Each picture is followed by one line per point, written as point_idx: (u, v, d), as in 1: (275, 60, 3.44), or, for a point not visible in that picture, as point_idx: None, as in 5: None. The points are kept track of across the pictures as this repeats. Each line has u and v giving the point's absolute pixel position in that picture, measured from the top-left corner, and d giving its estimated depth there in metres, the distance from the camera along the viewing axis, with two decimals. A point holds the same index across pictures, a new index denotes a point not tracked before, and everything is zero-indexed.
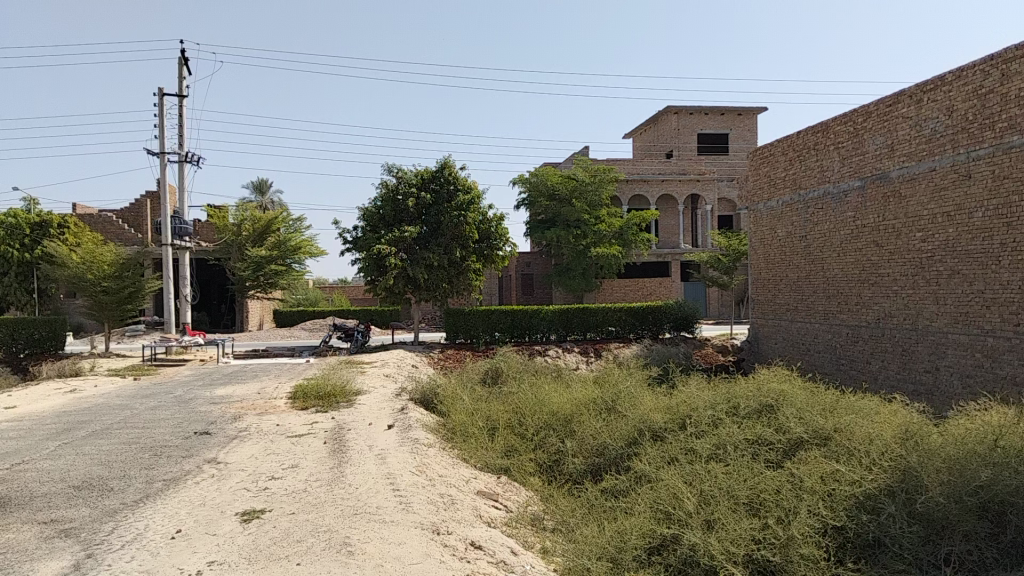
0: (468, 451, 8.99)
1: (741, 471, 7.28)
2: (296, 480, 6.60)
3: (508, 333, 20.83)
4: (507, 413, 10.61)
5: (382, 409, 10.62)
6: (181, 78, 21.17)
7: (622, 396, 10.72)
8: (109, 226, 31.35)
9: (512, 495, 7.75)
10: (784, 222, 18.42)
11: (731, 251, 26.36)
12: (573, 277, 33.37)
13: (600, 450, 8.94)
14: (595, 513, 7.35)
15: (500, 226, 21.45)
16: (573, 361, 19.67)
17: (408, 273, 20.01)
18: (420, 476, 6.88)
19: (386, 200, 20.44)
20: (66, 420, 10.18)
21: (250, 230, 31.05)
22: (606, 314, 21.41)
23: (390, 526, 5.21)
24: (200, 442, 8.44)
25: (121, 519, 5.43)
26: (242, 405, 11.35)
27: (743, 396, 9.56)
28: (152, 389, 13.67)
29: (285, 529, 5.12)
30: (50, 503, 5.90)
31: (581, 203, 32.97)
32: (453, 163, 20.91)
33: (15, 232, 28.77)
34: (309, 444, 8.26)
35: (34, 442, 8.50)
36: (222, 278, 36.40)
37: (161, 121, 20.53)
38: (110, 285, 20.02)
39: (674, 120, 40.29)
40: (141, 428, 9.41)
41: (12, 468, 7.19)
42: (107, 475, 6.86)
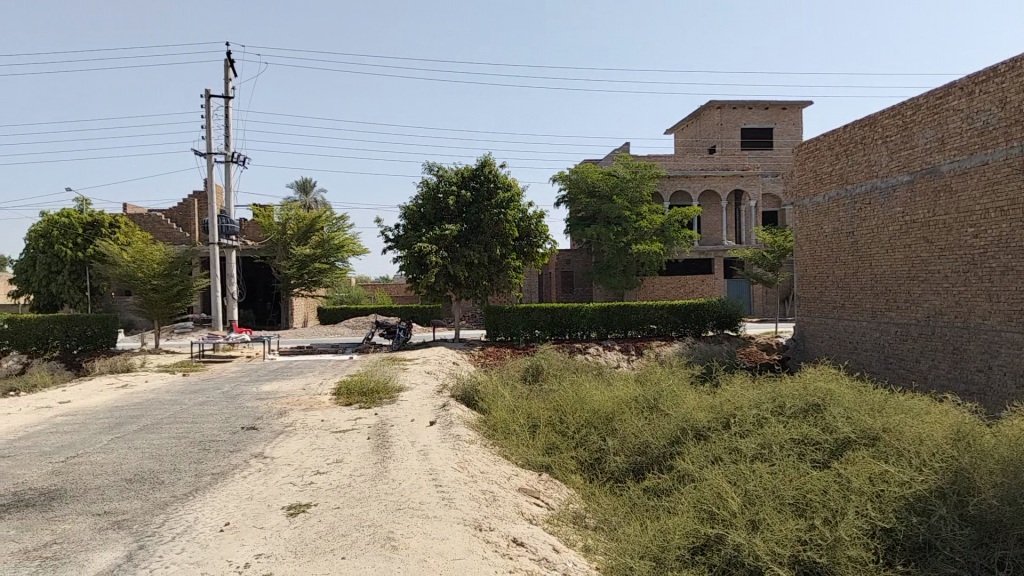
0: (510, 448, 9.01)
1: (786, 472, 7.16)
2: (341, 475, 6.68)
3: (548, 331, 20.85)
4: (548, 410, 10.59)
5: (424, 406, 10.70)
6: (227, 79, 21.57)
7: (665, 394, 10.65)
8: (158, 226, 32.13)
9: (553, 493, 7.72)
10: (830, 218, 18.07)
11: (776, 247, 25.91)
12: (614, 275, 33.27)
13: (642, 449, 8.86)
14: (637, 513, 7.31)
15: (540, 223, 21.43)
16: (614, 359, 19.59)
17: (448, 271, 20.12)
18: (462, 472, 6.92)
19: (427, 199, 20.60)
20: (119, 414, 10.46)
21: (295, 229, 31.51)
22: (648, 311, 21.20)
23: (433, 521, 5.25)
24: (247, 437, 8.60)
25: (171, 511, 5.56)
26: (288, 401, 11.53)
27: (789, 395, 9.41)
28: (201, 384, 13.98)
29: (331, 523, 5.18)
30: (103, 495, 6.07)
31: (622, 200, 32.76)
32: (493, 161, 20.97)
33: (68, 232, 29.62)
34: (353, 439, 8.36)
35: (89, 436, 8.75)
36: (267, 276, 37.07)
37: (208, 122, 20.95)
38: (159, 284, 20.48)
39: (717, 116, 39.96)
40: (190, 423, 9.62)
41: (67, 461, 7.41)
42: (158, 469, 7.02)
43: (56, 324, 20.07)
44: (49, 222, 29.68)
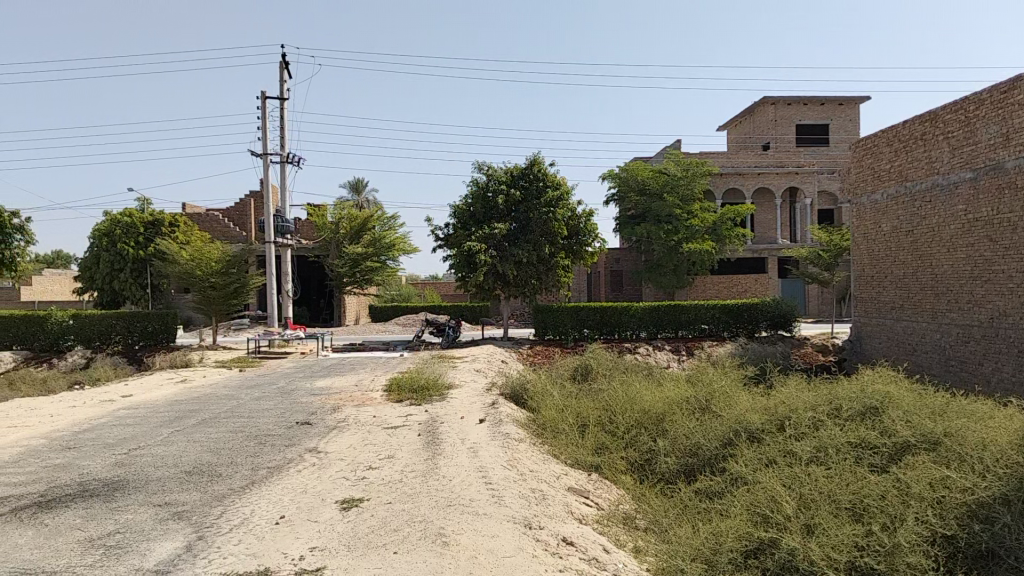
0: (559, 447, 8.99)
1: (843, 476, 7.00)
2: (393, 470, 6.76)
3: (598, 330, 20.77)
4: (598, 410, 10.54)
5: (473, 404, 10.75)
6: (282, 81, 21.98)
7: (717, 396, 10.52)
8: (216, 225, 32.93)
9: (603, 493, 7.68)
10: (889, 216, 17.62)
11: (832, 246, 25.31)
12: (665, 274, 32.98)
13: (693, 450, 8.75)
14: (689, 515, 7.22)
15: (590, 222, 21.31)
16: (664, 359, 19.43)
17: (498, 269, 20.19)
18: (512, 471, 6.94)
19: (476, 198, 20.73)
20: (178, 408, 10.75)
21: (347, 229, 31.99)
22: (699, 311, 20.95)
23: (483, 519, 5.26)
24: (301, 432, 8.76)
25: (229, 504, 5.69)
26: (340, 396, 11.70)
27: (846, 397, 9.20)
28: (257, 380, 14.27)
29: (383, 518, 5.23)
30: (164, 486, 6.24)
31: (673, 198, 32.41)
32: (543, 160, 20.97)
33: (130, 231, 30.54)
34: (404, 435, 8.43)
35: (150, 429, 9.01)
36: (321, 273, 37.69)
37: (264, 123, 21.37)
38: (217, 281, 20.98)
39: (771, 112, 39.37)
40: (246, 417, 9.84)
41: (130, 453, 7.64)
42: (216, 462, 7.18)
43: (119, 320, 20.69)
44: (112, 221, 30.64)
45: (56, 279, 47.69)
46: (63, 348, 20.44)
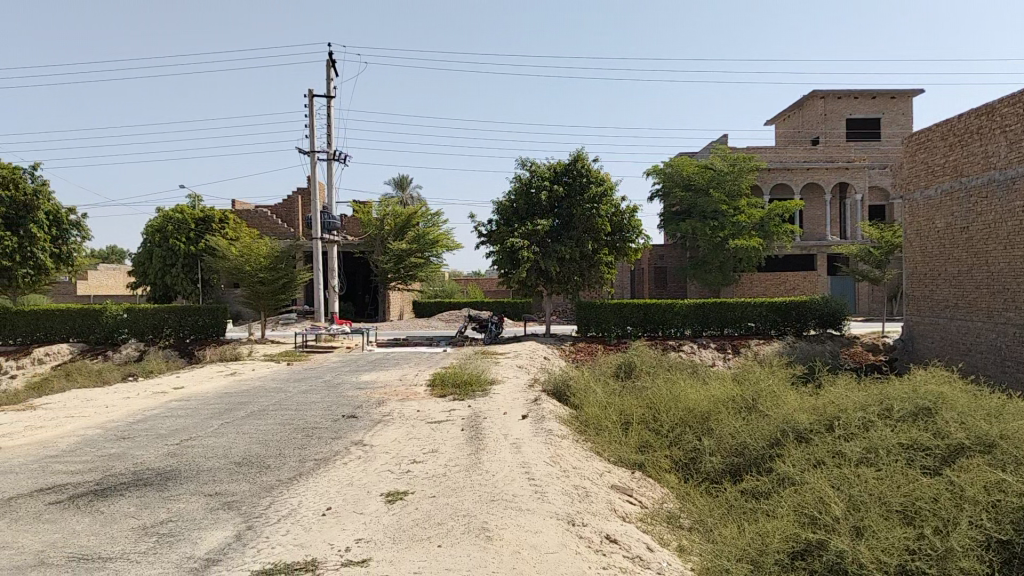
0: (602, 444, 8.94)
1: (894, 477, 6.85)
2: (437, 464, 6.81)
3: (641, 327, 20.64)
4: (641, 407, 10.47)
5: (516, 399, 10.78)
6: (329, 79, 22.24)
7: (764, 395, 10.37)
8: (264, 221, 33.54)
9: (647, 491, 7.62)
10: (943, 212, 17.15)
11: (883, 243, 24.71)
12: (710, 271, 32.61)
13: (739, 450, 8.64)
14: (735, 515, 7.13)
15: (634, 218, 21.13)
16: (709, 357, 19.24)
17: (540, 266, 20.20)
18: (555, 467, 6.94)
19: (519, 194, 20.78)
20: (228, 400, 10.98)
21: (392, 225, 32.39)
22: (745, 309, 20.66)
23: (527, 514, 5.27)
24: (347, 425, 8.87)
25: (278, 494, 5.79)
26: (384, 391, 11.82)
27: (898, 397, 9.00)
28: (304, 373, 14.52)
29: (427, 511, 5.28)
30: (215, 477, 6.38)
31: (719, 194, 32.01)
32: (586, 155, 20.88)
33: (182, 227, 31.26)
34: (448, 430, 8.48)
35: (201, 421, 9.22)
36: (366, 269, 38.11)
37: (311, 121, 21.65)
38: (266, 277, 21.33)
39: (821, 105, 38.67)
40: (294, 410, 10.02)
41: (182, 443, 7.83)
42: (265, 453, 7.32)
43: (171, 314, 21.20)
44: (165, 217, 31.40)
45: (111, 273, 49.09)
46: (117, 340, 21.04)
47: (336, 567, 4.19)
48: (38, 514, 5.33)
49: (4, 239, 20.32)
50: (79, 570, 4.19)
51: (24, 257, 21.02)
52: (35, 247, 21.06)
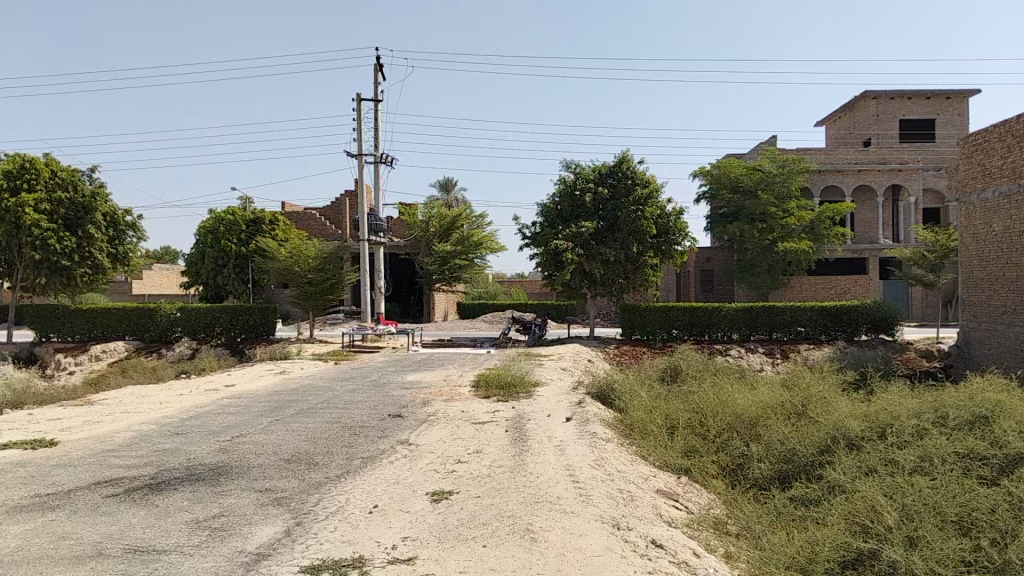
0: (648, 448, 8.86)
1: (949, 487, 6.68)
2: (481, 465, 6.83)
3: (687, 331, 20.44)
4: (688, 412, 10.36)
5: (560, 402, 10.77)
6: (377, 82, 22.48)
7: (814, 402, 10.19)
8: (313, 223, 34.08)
9: (693, 497, 7.52)
10: (1000, 215, 16.66)
11: (937, 246, 24.06)
12: (758, 275, 32.16)
13: (788, 456, 8.51)
14: (783, 523, 7.02)
15: (680, 220, 20.91)
16: (757, 362, 19.00)
17: (585, 268, 20.15)
18: (599, 470, 6.90)
19: (564, 195, 20.80)
20: (277, 398, 11.18)
21: (437, 227, 32.63)
22: (794, 313, 20.32)
23: (571, 517, 5.26)
24: (394, 424, 8.96)
25: (325, 491, 5.87)
26: (429, 391, 11.90)
27: (953, 405, 8.78)
28: (351, 373, 14.70)
29: (472, 511, 5.30)
30: (265, 473, 6.50)
31: (768, 196, 31.51)
32: (632, 157, 20.75)
33: (233, 228, 31.87)
34: (492, 431, 8.50)
35: (252, 418, 9.39)
36: (411, 270, 38.42)
37: (359, 125, 21.92)
38: (315, 277, 21.60)
39: (873, 106, 37.93)
40: (341, 408, 10.16)
41: (233, 440, 7.99)
42: (313, 451, 7.43)
43: (222, 313, 21.64)
44: (217, 218, 32.06)
45: (164, 273, 50.38)
46: (171, 338, 21.56)
47: (382, 565, 4.23)
48: (96, 506, 5.49)
49: (63, 240, 20.99)
50: (135, 561, 4.32)
51: (82, 256, 21.68)
52: (93, 247, 21.68)
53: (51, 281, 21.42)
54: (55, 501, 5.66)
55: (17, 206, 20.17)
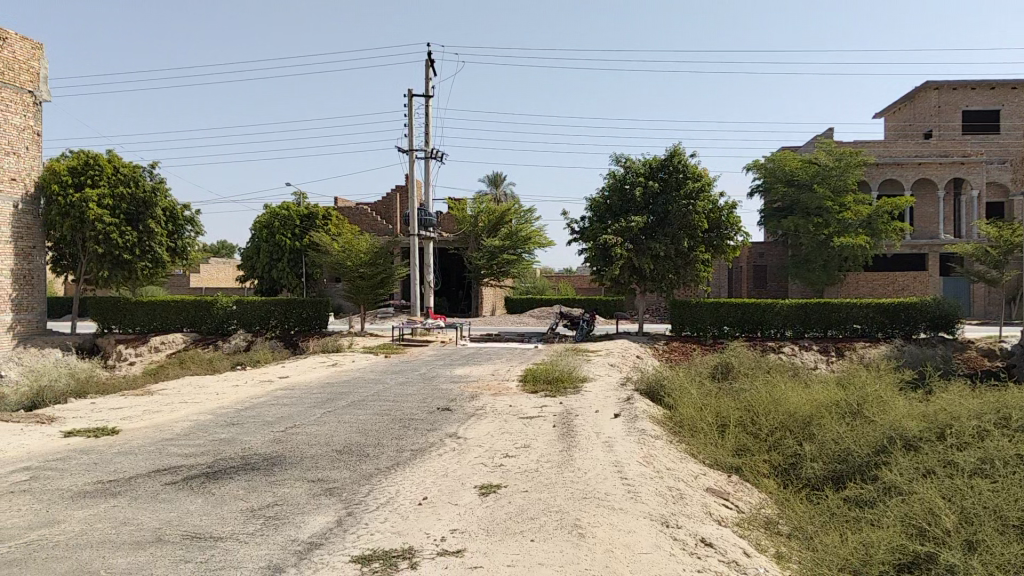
0: (697, 446, 8.76)
1: (1012, 490, 6.47)
2: (529, 459, 6.84)
3: (738, 328, 20.15)
4: (739, 410, 10.21)
5: (609, 398, 10.72)
6: (428, 78, 22.64)
7: (870, 401, 9.97)
8: (365, 218, 34.56)
9: (744, 496, 7.41)
10: None
11: (1001, 242, 23.24)
12: (813, 270, 31.56)
13: (842, 457, 8.34)
14: (838, 523, 6.90)
15: (732, 215, 20.60)
16: (811, 359, 18.66)
17: (634, 263, 20.04)
18: (648, 467, 6.85)
19: (613, 190, 20.71)
20: (329, 390, 11.38)
21: (486, 222, 32.75)
22: (850, 310, 19.88)
23: (619, 513, 5.24)
24: (442, 417, 9.03)
25: (376, 483, 5.96)
26: (478, 385, 11.96)
27: (1016, 406, 8.50)
28: (401, 366, 14.88)
29: (520, 506, 5.31)
30: (318, 464, 6.61)
31: (823, 190, 30.86)
32: (683, 150, 20.53)
33: (288, 223, 32.49)
34: (540, 426, 8.51)
35: (305, 409, 9.56)
36: (460, 265, 38.67)
37: (410, 121, 22.12)
38: (365, 271, 21.93)
39: (934, 98, 36.84)
40: (391, 401, 10.29)
41: (287, 430, 8.16)
42: (364, 442, 7.54)
43: (276, 306, 22.08)
44: (272, 213, 32.72)
45: (221, 266, 51.58)
46: (227, 331, 22.15)
47: (432, 556, 4.28)
48: (155, 493, 5.66)
49: (125, 234, 21.64)
50: (193, 548, 4.44)
51: (142, 250, 22.31)
52: (153, 242, 22.30)
53: (113, 274, 22.10)
54: (118, 487, 5.85)
55: (81, 202, 20.84)
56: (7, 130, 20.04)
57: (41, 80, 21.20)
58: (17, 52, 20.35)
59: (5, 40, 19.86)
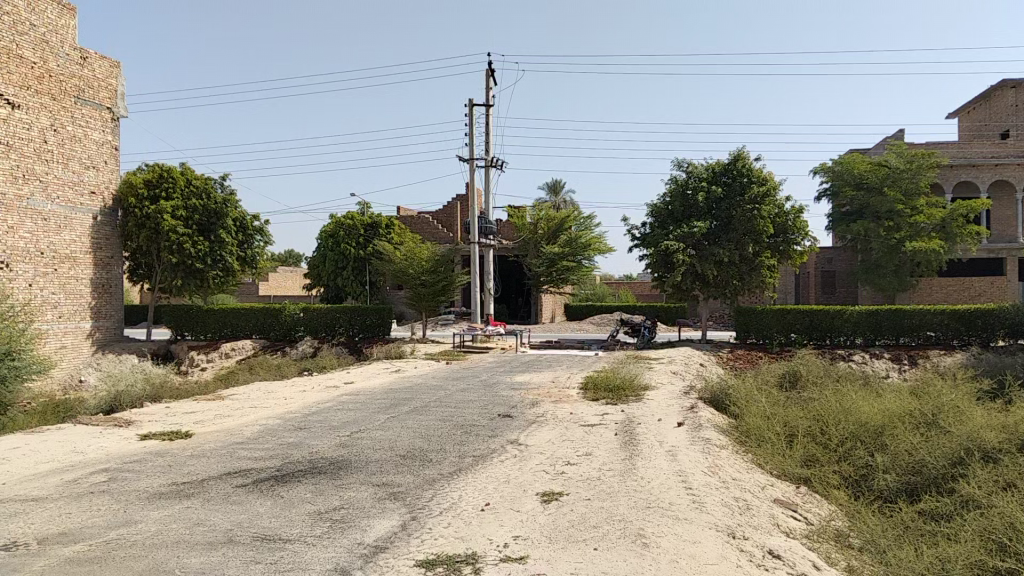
0: (765, 456, 8.54)
1: None
2: (591, 468, 6.81)
3: (806, 335, 19.66)
4: (808, 419, 9.94)
5: (671, 406, 10.59)
6: (488, 88, 22.81)
7: (947, 413, 9.63)
8: (426, 226, 34.96)
9: (813, 508, 7.19)
10: None
11: None
12: (884, 276, 30.57)
13: (917, 468, 8.09)
14: (912, 537, 6.68)
15: (799, 219, 20.13)
16: (882, 368, 18.11)
17: (696, 269, 19.75)
18: (713, 477, 6.74)
19: (675, 195, 20.52)
20: (393, 396, 11.54)
21: (545, 229, 32.79)
22: (924, 316, 19.21)
23: (684, 524, 5.17)
24: (503, 424, 9.05)
25: (439, 488, 6.02)
26: (539, 392, 11.96)
27: None
28: (463, 372, 14.99)
29: (582, 514, 5.30)
30: (383, 468, 6.72)
31: (894, 192, 29.96)
32: (747, 154, 20.19)
33: (352, 232, 33.10)
34: (601, 434, 8.48)
35: (370, 414, 9.74)
36: (520, 273, 38.73)
37: (471, 130, 22.33)
38: (427, 279, 22.19)
39: (1012, 96, 35.44)
40: (453, 407, 10.37)
41: (352, 435, 8.29)
42: (427, 448, 7.62)
43: (342, 313, 22.52)
44: (337, 223, 33.38)
45: (288, 275, 52.76)
46: (294, 337, 22.68)
47: (495, 562, 4.30)
48: (227, 496, 5.83)
49: (197, 244, 22.39)
50: (263, 549, 4.55)
51: (214, 260, 23.06)
52: (224, 251, 23.03)
53: (187, 283, 22.89)
54: (191, 489, 6.04)
55: (156, 213, 21.63)
56: (87, 145, 20.94)
57: (119, 96, 22.08)
58: (97, 71, 21.25)
59: (85, 58, 20.78)
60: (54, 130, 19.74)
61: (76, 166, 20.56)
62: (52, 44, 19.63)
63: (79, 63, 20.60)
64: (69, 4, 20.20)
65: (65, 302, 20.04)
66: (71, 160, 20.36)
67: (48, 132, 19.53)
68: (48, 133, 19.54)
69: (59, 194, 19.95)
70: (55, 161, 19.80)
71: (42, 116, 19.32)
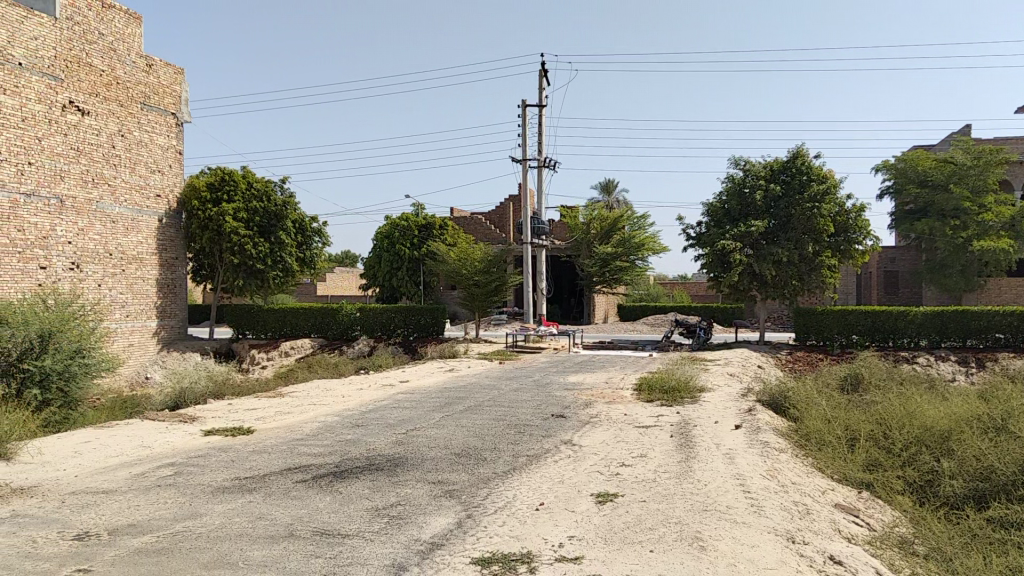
0: (825, 459, 8.36)
1: None
2: (646, 469, 6.76)
3: (869, 337, 19.17)
4: (871, 423, 9.69)
5: (728, 408, 10.44)
6: (541, 88, 22.81)
7: (1017, 417, 9.28)
8: (479, 227, 35.12)
9: (876, 513, 7.01)
10: None
11: None
12: (949, 275, 29.59)
13: (986, 474, 7.83)
14: (981, 546, 6.48)
15: (861, 218, 19.63)
16: (949, 370, 17.54)
17: (753, 269, 19.45)
18: (772, 481, 6.62)
19: (732, 194, 20.24)
20: (447, 395, 11.63)
21: (599, 229, 32.68)
22: (992, 317, 18.52)
23: (742, 527, 5.10)
24: (557, 424, 9.05)
25: (494, 486, 6.05)
26: (592, 393, 11.92)
27: None
28: (516, 372, 15.03)
29: (637, 515, 5.27)
30: (437, 466, 6.78)
31: (959, 190, 29.03)
32: (807, 152, 19.79)
33: (407, 233, 33.45)
34: (656, 435, 8.41)
35: (425, 413, 9.84)
36: (572, 273, 38.62)
37: (524, 131, 22.36)
38: (480, 279, 22.29)
39: None
40: (507, 407, 10.41)
41: (408, 433, 8.40)
42: (481, 447, 7.66)
43: (397, 313, 22.79)
44: (392, 224, 33.77)
45: (345, 276, 53.59)
46: (351, 336, 23.04)
47: (550, 562, 4.31)
48: (287, 491, 5.95)
49: (258, 245, 22.94)
50: (322, 544, 4.64)
51: (274, 261, 23.57)
52: (283, 253, 23.55)
53: (248, 283, 23.45)
54: (254, 484, 6.19)
55: (218, 215, 22.22)
56: (153, 150, 21.61)
57: (182, 102, 22.74)
58: (162, 77, 21.92)
59: (151, 66, 21.45)
60: (122, 136, 20.43)
61: (142, 170, 21.25)
62: (120, 53, 20.32)
63: (145, 70, 21.28)
64: (135, 13, 20.89)
65: (133, 302, 20.74)
66: (138, 165, 21.06)
67: (116, 138, 20.22)
68: (116, 138, 20.24)
69: (126, 198, 20.65)
70: (122, 165, 20.48)
71: (111, 122, 20.03)
